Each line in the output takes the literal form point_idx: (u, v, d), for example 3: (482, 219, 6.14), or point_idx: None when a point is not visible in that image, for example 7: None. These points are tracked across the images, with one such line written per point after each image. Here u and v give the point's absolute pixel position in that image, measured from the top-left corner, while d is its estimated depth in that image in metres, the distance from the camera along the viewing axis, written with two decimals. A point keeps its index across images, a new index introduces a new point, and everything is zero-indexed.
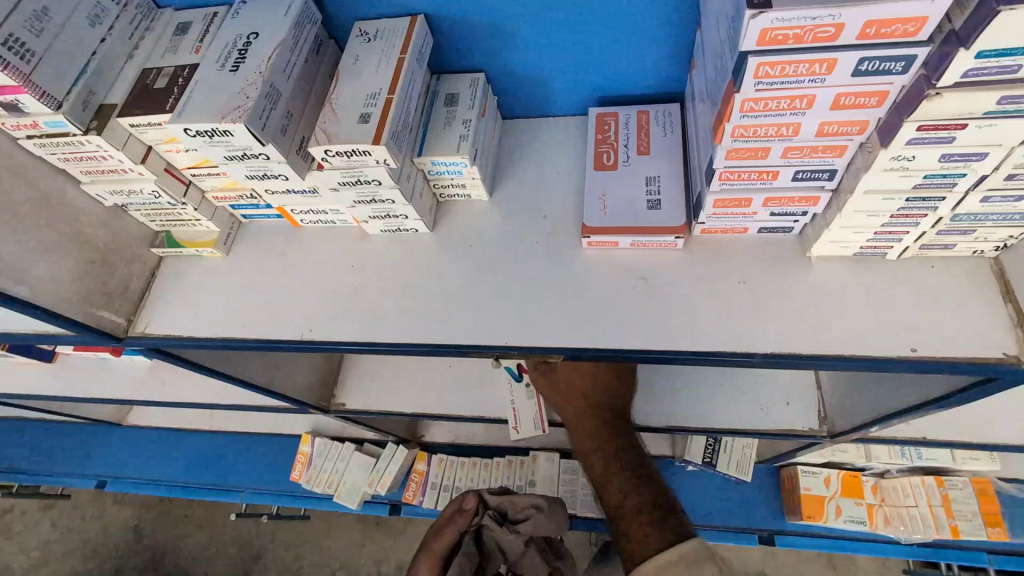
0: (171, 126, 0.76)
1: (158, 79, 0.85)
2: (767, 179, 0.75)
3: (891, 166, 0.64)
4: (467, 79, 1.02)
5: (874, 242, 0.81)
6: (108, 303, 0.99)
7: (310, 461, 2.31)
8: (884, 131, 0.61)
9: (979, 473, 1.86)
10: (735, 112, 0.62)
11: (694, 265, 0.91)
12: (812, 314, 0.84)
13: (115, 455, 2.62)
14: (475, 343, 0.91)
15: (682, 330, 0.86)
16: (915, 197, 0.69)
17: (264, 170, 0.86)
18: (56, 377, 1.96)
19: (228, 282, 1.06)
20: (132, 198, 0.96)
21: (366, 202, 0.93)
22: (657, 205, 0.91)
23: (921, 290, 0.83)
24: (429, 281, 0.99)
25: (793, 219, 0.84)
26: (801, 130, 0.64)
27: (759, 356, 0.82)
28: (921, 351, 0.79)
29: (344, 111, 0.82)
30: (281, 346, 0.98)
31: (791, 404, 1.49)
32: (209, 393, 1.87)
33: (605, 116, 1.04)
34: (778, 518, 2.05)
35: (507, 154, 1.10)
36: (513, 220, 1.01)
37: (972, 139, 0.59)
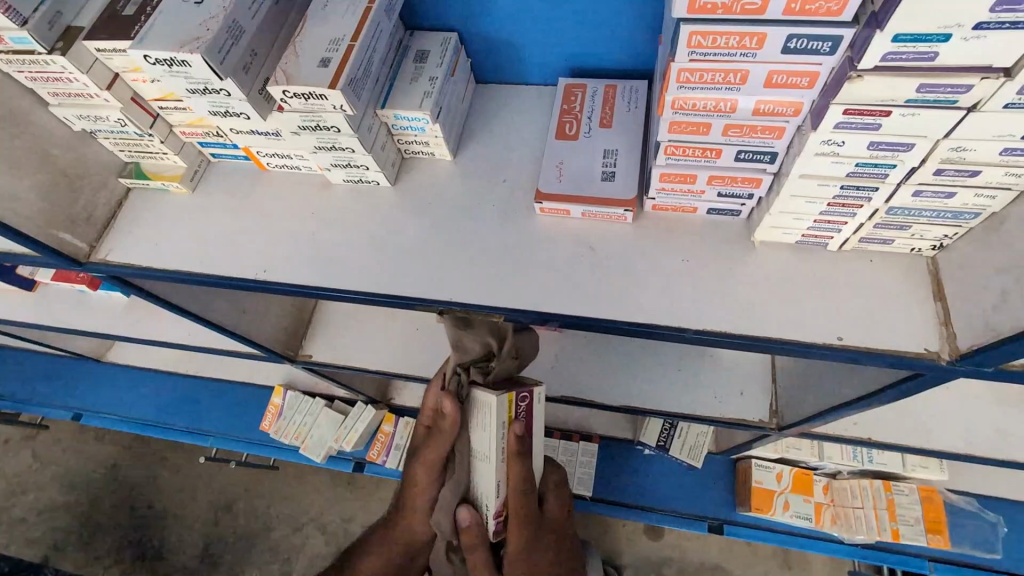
0: (131, 51, 0.77)
1: (127, 6, 0.85)
2: (711, 157, 0.76)
3: (822, 149, 0.65)
4: (440, 36, 1.02)
5: (815, 231, 0.83)
6: (71, 227, 1.01)
7: (281, 412, 2.35)
8: (816, 113, 0.62)
9: (927, 482, 1.89)
10: (672, 81, 0.63)
11: (641, 239, 0.93)
12: (748, 296, 0.86)
13: (94, 390, 2.66)
14: (421, 296, 0.93)
15: (622, 301, 0.88)
16: (849, 186, 0.70)
17: (226, 107, 0.87)
18: (36, 306, 1.99)
19: (192, 218, 1.07)
20: (99, 125, 0.96)
21: (327, 149, 0.94)
22: (611, 177, 0.93)
23: (856, 282, 0.84)
24: (384, 233, 1.00)
25: (739, 201, 0.85)
26: (738, 107, 0.65)
27: (692, 332, 0.84)
28: (847, 340, 0.80)
29: (306, 53, 0.82)
30: (236, 284, 1.00)
31: (745, 395, 1.53)
32: (183, 335, 1.90)
33: (574, 87, 1.04)
34: (730, 508, 2.10)
35: (477, 118, 1.10)
36: (474, 182, 1.03)
37: (897, 127, 0.59)
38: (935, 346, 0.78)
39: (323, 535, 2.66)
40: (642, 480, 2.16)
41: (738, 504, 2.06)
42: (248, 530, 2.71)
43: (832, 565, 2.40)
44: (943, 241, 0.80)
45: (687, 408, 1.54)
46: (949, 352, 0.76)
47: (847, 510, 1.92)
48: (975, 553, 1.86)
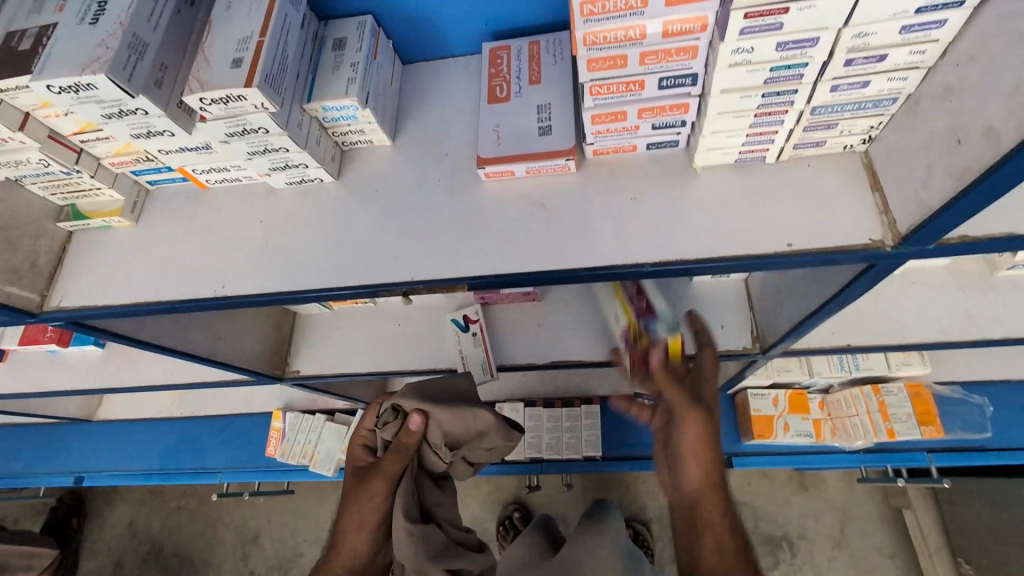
0: (33, 84, 0.74)
1: (23, 41, 0.82)
2: (636, 89, 0.76)
3: (734, 60, 0.66)
4: (354, 21, 1.01)
5: (750, 146, 0.84)
6: (17, 280, 0.98)
7: (283, 435, 2.36)
8: (721, 24, 0.63)
9: (913, 379, 1.96)
10: (578, 16, 0.63)
11: (589, 186, 0.93)
12: (698, 221, 0.87)
13: (91, 451, 2.63)
14: (383, 282, 0.93)
15: (579, 248, 0.89)
16: (770, 93, 0.72)
17: (146, 127, 0.85)
18: (11, 376, 1.95)
19: (141, 249, 1.06)
20: (23, 170, 0.93)
21: (261, 153, 0.93)
22: (548, 130, 0.93)
23: (798, 190, 0.86)
24: (338, 228, 1.00)
25: (674, 130, 0.86)
26: (647, 32, 0.66)
27: (650, 265, 0.86)
28: (797, 245, 0.83)
29: (216, 57, 0.81)
30: (198, 305, 0.99)
31: (726, 326, 1.56)
32: (166, 375, 1.87)
33: (498, 50, 1.04)
34: (736, 441, 2.18)
35: (408, 98, 1.10)
36: (416, 162, 1.02)
37: (799, 23, 0.61)
38: (879, 234, 0.80)
39: None
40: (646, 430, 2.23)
41: (743, 435, 2.13)
42: (277, 558, 2.71)
43: (843, 478, 2.47)
44: (871, 133, 0.82)
45: None
46: (892, 238, 0.79)
47: (843, 421, 2.00)
48: (967, 436, 1.95)
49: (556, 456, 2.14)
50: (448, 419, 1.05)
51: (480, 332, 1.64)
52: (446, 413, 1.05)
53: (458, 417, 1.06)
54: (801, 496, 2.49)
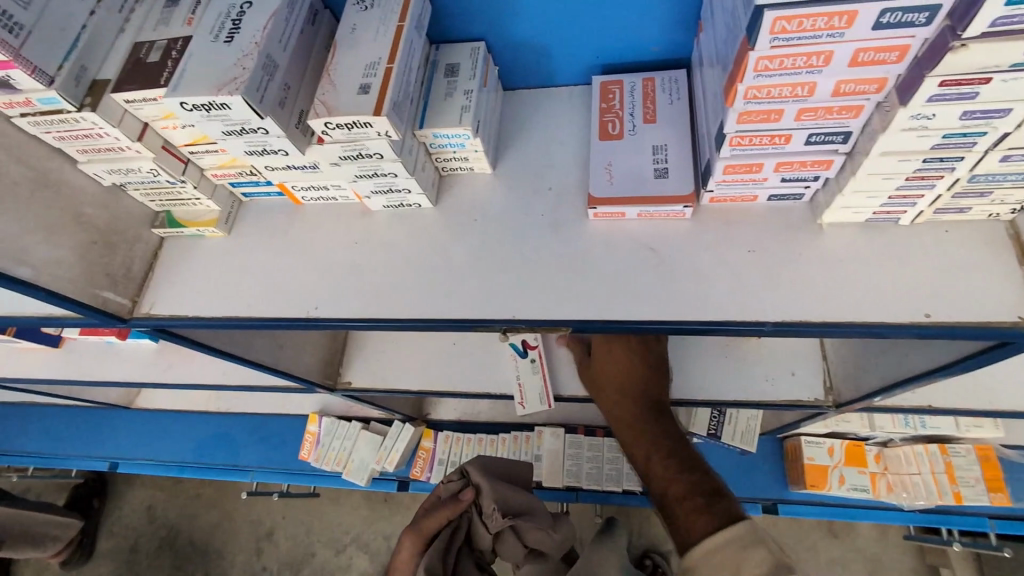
0: (166, 100, 0.74)
1: (152, 53, 0.82)
2: (780, 143, 0.73)
3: (909, 125, 0.62)
4: (467, 47, 0.99)
5: (887, 207, 0.80)
6: (112, 284, 0.98)
7: (318, 439, 2.34)
8: (905, 87, 0.58)
9: (982, 441, 1.87)
10: (749, 71, 0.60)
11: (702, 233, 0.90)
12: (822, 281, 0.83)
13: (126, 438, 2.64)
14: (482, 317, 0.90)
15: (691, 299, 0.85)
16: (933, 158, 0.67)
17: (263, 145, 0.84)
18: (65, 362, 1.97)
19: (231, 262, 1.05)
20: (130, 176, 0.93)
21: (368, 176, 0.91)
22: (664, 173, 0.90)
23: (933, 257, 0.81)
24: (433, 257, 0.98)
25: (804, 184, 0.82)
26: (817, 90, 0.62)
27: (770, 325, 0.81)
28: (935, 316, 0.78)
29: (343, 81, 0.79)
30: (287, 324, 0.98)
31: (797, 374, 1.50)
32: (216, 375, 1.87)
33: (610, 84, 1.01)
34: (782, 487, 2.08)
35: (509, 125, 1.08)
36: (516, 194, 1.00)
37: (995, 94, 0.57)
38: None
39: (366, 555, 2.63)
40: None
41: (791, 482, 2.04)
42: (292, 557, 2.69)
43: (880, 529, 2.37)
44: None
45: (741, 394, 1.52)
46: None
47: (902, 477, 1.89)
48: None
49: (594, 486, 2.09)
50: (498, 493, 1.02)
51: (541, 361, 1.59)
52: (496, 489, 1.02)
53: (507, 492, 1.03)
54: (830, 542, 2.38)
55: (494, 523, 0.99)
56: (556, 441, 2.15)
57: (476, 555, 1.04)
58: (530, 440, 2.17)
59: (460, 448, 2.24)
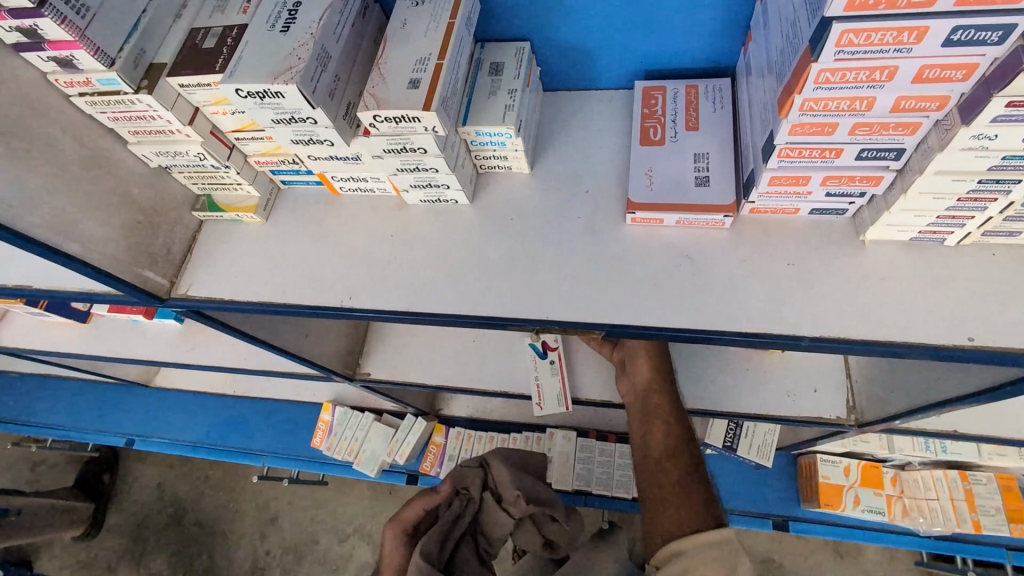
0: (222, 86, 0.75)
1: (207, 40, 0.83)
2: (830, 157, 0.72)
3: (969, 145, 0.61)
4: (512, 46, 0.99)
5: (934, 227, 0.78)
6: (152, 264, 1.00)
7: (331, 428, 2.36)
8: (968, 107, 0.58)
9: (1005, 470, 1.83)
10: (809, 82, 0.60)
11: (740, 244, 0.89)
12: (863, 299, 0.82)
13: (143, 415, 2.69)
14: (515, 316, 0.90)
15: (726, 309, 0.85)
16: (989, 179, 0.66)
17: (310, 135, 0.85)
18: (91, 337, 2.00)
19: (267, 248, 1.06)
20: (177, 159, 0.95)
21: (409, 170, 0.92)
22: (705, 181, 0.89)
23: (978, 281, 0.80)
24: (466, 254, 0.98)
25: (849, 200, 0.81)
26: (875, 105, 0.62)
27: (808, 340, 0.81)
28: (979, 341, 0.76)
29: (393, 75, 0.80)
30: (320, 312, 0.99)
31: (819, 391, 1.48)
32: (238, 358, 1.90)
33: (652, 90, 1.01)
34: (794, 504, 2.06)
35: (548, 126, 1.08)
36: (553, 195, 1.00)
37: None
38: None
39: (370, 545, 2.65)
40: None
41: (804, 500, 2.01)
42: (296, 543, 2.72)
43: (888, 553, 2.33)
44: None
45: (761, 408, 1.50)
46: None
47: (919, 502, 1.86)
48: None
49: (603, 491, 2.08)
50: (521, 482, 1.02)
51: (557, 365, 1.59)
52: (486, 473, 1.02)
53: (504, 471, 1.01)
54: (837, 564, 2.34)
55: (516, 509, 0.97)
56: (568, 444, 2.14)
57: (478, 546, 0.97)
58: (541, 441, 2.19)
59: (471, 445, 2.25)
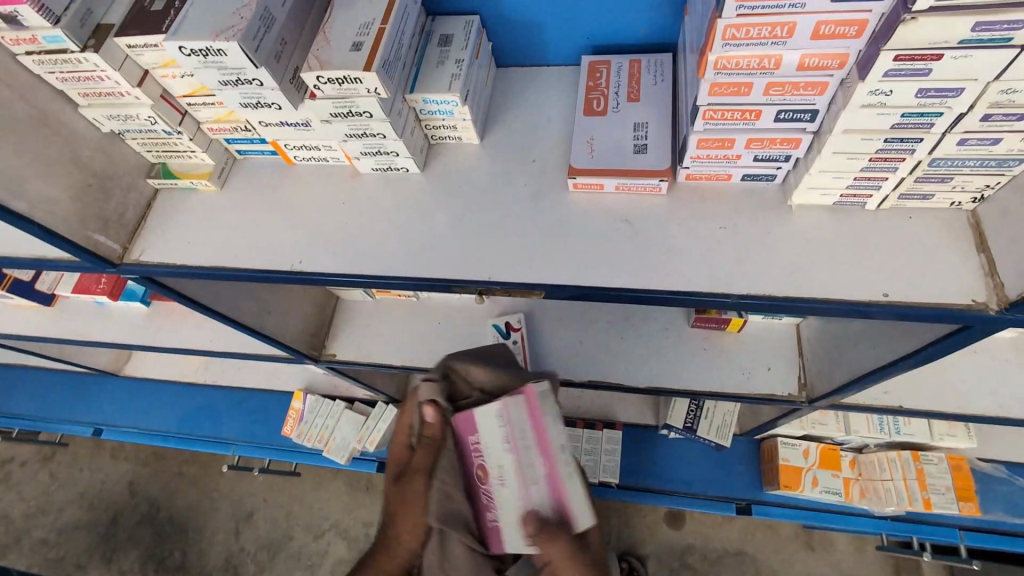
0: (166, 44, 0.77)
1: (155, 2, 0.85)
2: (750, 119, 0.76)
3: (868, 101, 0.65)
4: (461, 20, 1.02)
5: (854, 189, 0.82)
6: (104, 229, 1.01)
7: (301, 416, 2.34)
8: (863, 63, 0.62)
9: (955, 451, 1.86)
10: (718, 39, 0.63)
11: (676, 209, 0.93)
12: (787, 260, 0.86)
13: (113, 406, 2.66)
14: (459, 279, 0.93)
15: (661, 270, 0.88)
16: (893, 138, 0.70)
17: (257, 98, 0.87)
18: (57, 322, 1.99)
19: (221, 215, 1.08)
20: (129, 124, 0.96)
21: (358, 136, 0.94)
22: (643, 149, 0.93)
23: (895, 241, 0.84)
24: (413, 221, 1.00)
25: (775, 165, 0.85)
26: (782, 63, 0.65)
27: (735, 297, 0.84)
28: (892, 297, 0.80)
29: (337, 38, 0.83)
30: (272, 277, 1.00)
31: (772, 369, 1.53)
32: (204, 341, 1.89)
33: (598, 64, 1.05)
34: (758, 489, 2.09)
35: (499, 100, 1.11)
36: (502, 164, 1.03)
37: (948, 72, 0.60)
38: (982, 297, 0.78)
39: (345, 540, 2.62)
40: (669, 465, 2.16)
41: (766, 483, 2.05)
42: (270, 538, 2.68)
43: (854, 540, 2.35)
44: (983, 193, 0.80)
45: (717, 386, 1.54)
46: (997, 302, 0.77)
47: (875, 483, 1.90)
48: (1008, 519, 1.85)
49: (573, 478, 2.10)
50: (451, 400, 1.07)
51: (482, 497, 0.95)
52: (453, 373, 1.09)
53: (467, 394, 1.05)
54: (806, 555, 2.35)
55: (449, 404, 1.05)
56: None
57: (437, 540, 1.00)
58: None
59: None
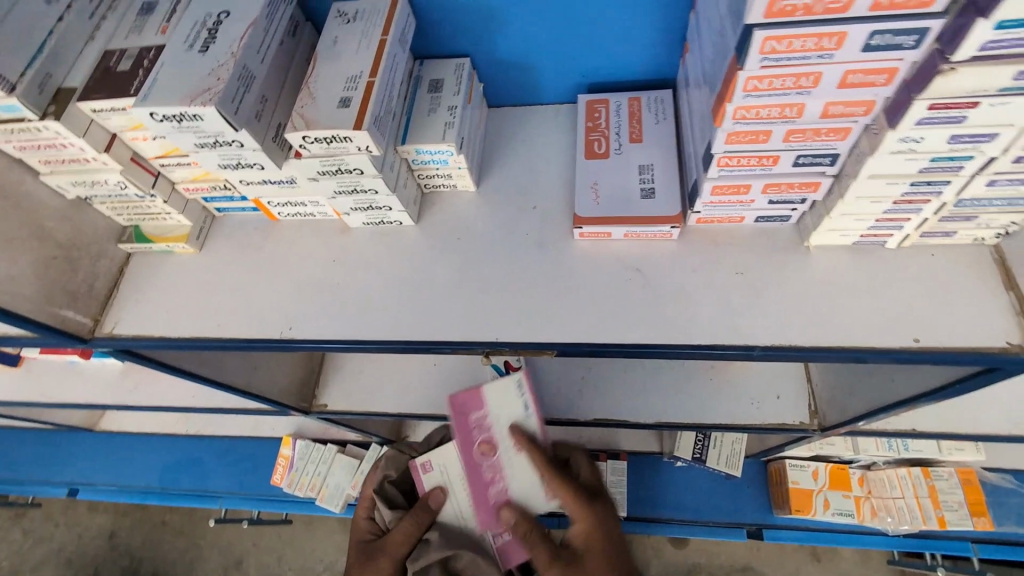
0: (135, 110, 0.71)
1: (122, 62, 0.78)
2: (768, 164, 0.72)
3: (897, 148, 0.61)
4: (451, 64, 0.98)
5: (875, 230, 0.79)
6: (72, 302, 0.93)
7: (291, 464, 2.23)
8: (892, 111, 0.58)
9: (964, 464, 1.84)
10: (738, 91, 0.59)
11: (688, 253, 0.88)
12: (811, 303, 0.82)
13: (88, 461, 2.51)
14: (464, 339, 0.87)
15: (678, 320, 0.83)
16: (920, 182, 0.67)
17: (237, 159, 0.81)
18: (24, 383, 1.86)
19: (200, 278, 1.00)
20: (96, 190, 0.89)
21: (348, 193, 0.88)
22: (650, 193, 0.88)
23: (920, 279, 0.81)
24: (410, 278, 0.94)
25: (791, 207, 0.81)
26: (805, 111, 0.62)
27: (759, 349, 0.79)
28: (924, 341, 0.76)
29: (322, 95, 0.77)
30: (259, 345, 0.93)
31: (782, 398, 1.49)
32: (185, 397, 1.78)
33: (595, 104, 1.01)
34: (767, 512, 2.05)
35: (493, 143, 1.06)
36: (501, 212, 0.98)
37: (984, 119, 0.56)
38: (1016, 338, 0.74)
39: None
40: (675, 493, 2.10)
41: (776, 507, 2.01)
42: None
43: (864, 554, 2.32)
44: (1008, 229, 0.77)
45: (728, 419, 1.49)
46: None
47: (887, 501, 1.86)
48: (1019, 530, 1.83)
49: None
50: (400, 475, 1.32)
51: (490, 467, 1.04)
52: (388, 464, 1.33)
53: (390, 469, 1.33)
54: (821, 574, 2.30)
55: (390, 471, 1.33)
56: None
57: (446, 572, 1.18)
58: None
59: None
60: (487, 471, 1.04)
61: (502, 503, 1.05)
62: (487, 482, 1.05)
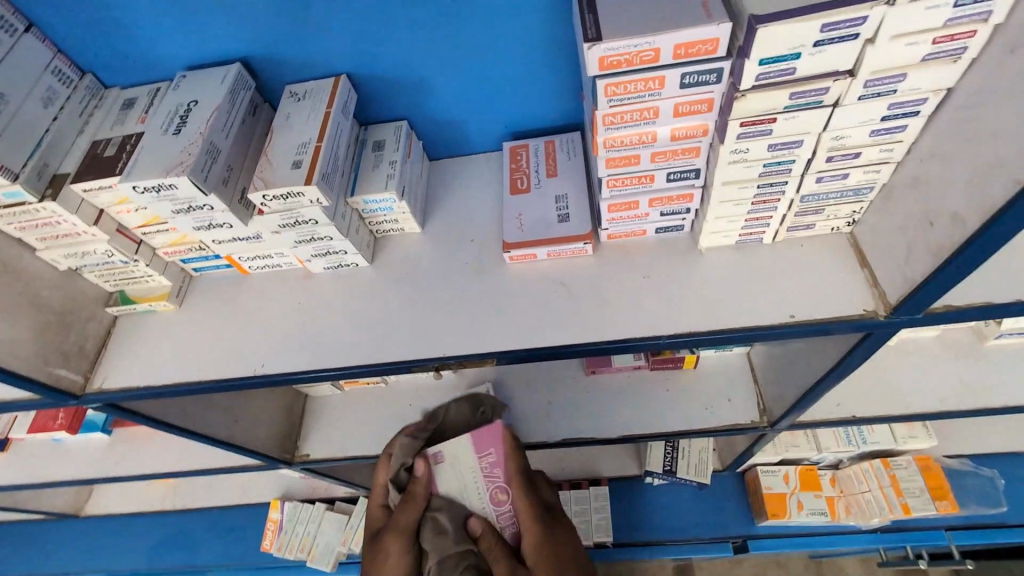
0: (121, 185, 0.85)
1: (108, 148, 0.93)
2: (647, 182, 0.88)
3: (733, 159, 0.78)
4: (391, 126, 1.15)
5: (748, 229, 0.95)
6: (65, 362, 1.04)
7: (280, 527, 2.23)
8: (720, 130, 0.75)
9: (921, 453, 1.92)
10: (600, 126, 0.76)
11: (604, 265, 1.03)
12: (707, 295, 0.96)
13: (73, 549, 2.47)
14: (416, 357, 0.99)
15: (598, 322, 0.97)
16: (765, 184, 0.83)
17: (209, 220, 0.95)
18: (11, 465, 1.90)
19: (181, 331, 1.12)
20: (86, 260, 1.02)
21: (307, 241, 1.02)
22: (566, 217, 1.04)
23: (794, 267, 0.96)
24: (368, 311, 1.07)
25: (679, 217, 0.97)
26: (658, 136, 0.78)
27: (666, 337, 0.92)
28: (799, 316, 0.90)
29: (277, 160, 0.92)
30: (235, 383, 1.04)
31: (733, 400, 1.59)
32: (170, 463, 1.82)
33: (517, 149, 1.18)
34: (749, 523, 2.09)
35: (435, 191, 1.22)
36: (444, 247, 1.13)
37: (786, 130, 0.73)
38: (872, 305, 0.88)
39: None
40: (659, 514, 2.15)
41: (756, 516, 2.05)
42: None
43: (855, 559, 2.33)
44: (854, 217, 0.93)
45: (686, 424, 1.59)
46: (884, 308, 0.87)
47: (856, 497, 1.92)
48: (980, 510, 1.91)
49: (568, 542, 2.04)
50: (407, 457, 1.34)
51: (491, 481, 1.22)
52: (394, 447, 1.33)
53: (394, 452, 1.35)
54: None
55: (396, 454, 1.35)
56: None
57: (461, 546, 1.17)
58: None
59: None
60: (490, 484, 1.21)
61: (507, 487, 1.21)
62: (493, 468, 1.22)
